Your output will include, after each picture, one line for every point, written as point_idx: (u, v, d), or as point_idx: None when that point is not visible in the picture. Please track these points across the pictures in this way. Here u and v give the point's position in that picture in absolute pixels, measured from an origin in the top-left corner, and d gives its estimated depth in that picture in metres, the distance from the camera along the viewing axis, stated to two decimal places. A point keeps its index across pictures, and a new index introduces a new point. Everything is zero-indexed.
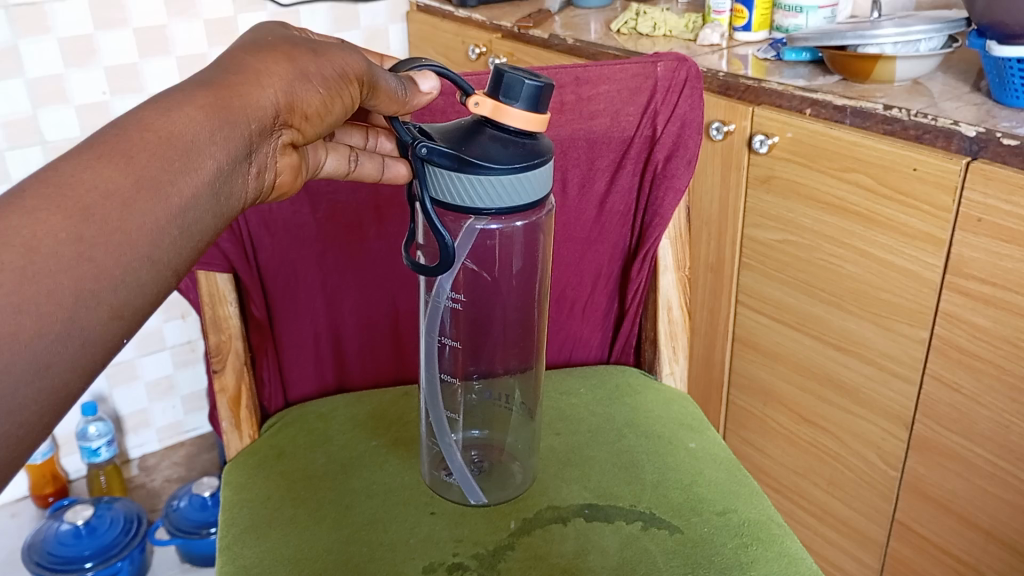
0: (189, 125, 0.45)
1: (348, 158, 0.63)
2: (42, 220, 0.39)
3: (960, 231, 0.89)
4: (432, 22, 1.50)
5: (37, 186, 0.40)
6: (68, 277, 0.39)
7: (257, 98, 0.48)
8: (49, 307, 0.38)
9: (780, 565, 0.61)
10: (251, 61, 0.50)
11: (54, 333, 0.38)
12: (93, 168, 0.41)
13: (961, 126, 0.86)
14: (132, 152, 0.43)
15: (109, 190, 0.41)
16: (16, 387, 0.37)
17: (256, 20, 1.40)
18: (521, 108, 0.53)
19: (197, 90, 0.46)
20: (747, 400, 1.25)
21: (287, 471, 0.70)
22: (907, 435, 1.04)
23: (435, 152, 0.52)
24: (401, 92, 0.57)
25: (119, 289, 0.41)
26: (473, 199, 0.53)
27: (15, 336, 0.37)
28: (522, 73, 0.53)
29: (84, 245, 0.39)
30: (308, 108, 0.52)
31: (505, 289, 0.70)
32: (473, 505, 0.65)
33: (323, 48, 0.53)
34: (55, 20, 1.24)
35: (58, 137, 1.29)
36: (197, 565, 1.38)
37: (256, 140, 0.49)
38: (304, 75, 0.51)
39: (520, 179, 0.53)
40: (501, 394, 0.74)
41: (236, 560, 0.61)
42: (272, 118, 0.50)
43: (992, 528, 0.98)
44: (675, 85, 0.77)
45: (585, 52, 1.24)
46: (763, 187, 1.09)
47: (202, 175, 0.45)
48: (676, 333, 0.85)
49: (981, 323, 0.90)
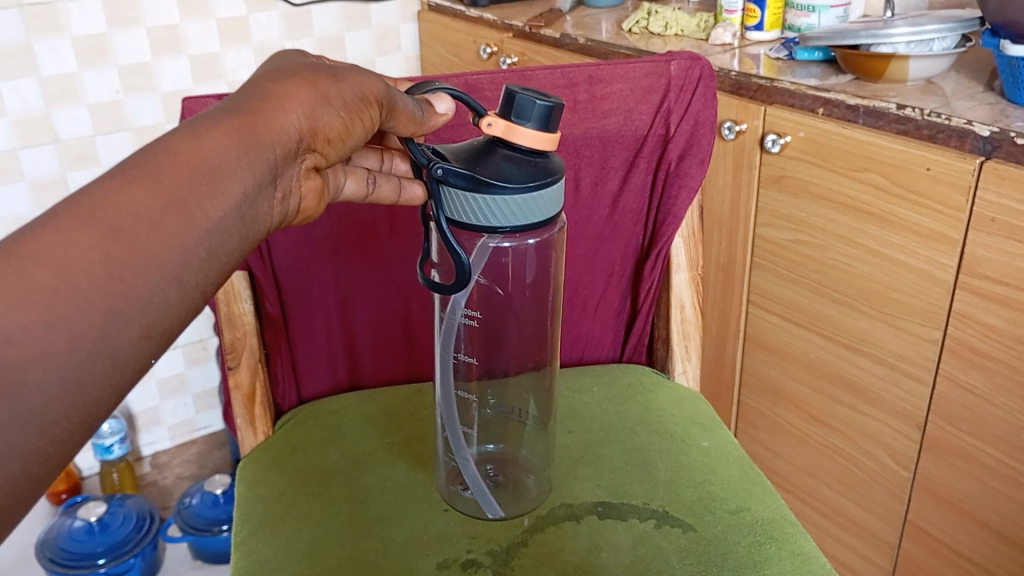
0: (216, 149, 0.45)
1: (366, 181, 0.63)
2: (75, 241, 0.39)
3: (973, 230, 0.89)
4: (442, 21, 1.50)
5: (70, 209, 0.40)
6: (98, 296, 0.39)
7: (280, 124, 0.49)
8: (81, 324, 0.38)
9: (793, 564, 0.60)
10: (275, 87, 0.50)
11: (85, 351, 0.38)
12: (123, 192, 0.41)
13: (974, 125, 0.85)
14: (161, 175, 0.43)
15: (139, 213, 0.41)
16: (47, 402, 0.37)
17: (268, 20, 1.41)
18: (532, 128, 0.53)
19: (224, 116, 0.47)
20: (758, 399, 1.25)
21: (301, 468, 0.70)
22: (918, 435, 1.03)
23: (450, 172, 0.52)
24: (419, 114, 0.58)
25: (148, 309, 0.41)
26: (488, 218, 0.53)
27: (48, 353, 0.37)
28: (532, 93, 0.54)
29: (115, 266, 0.40)
30: (331, 132, 0.52)
31: (518, 301, 0.70)
32: (490, 518, 0.64)
33: (344, 72, 0.54)
34: (70, 20, 1.25)
35: (71, 136, 1.30)
36: (208, 562, 1.39)
37: (281, 165, 0.50)
38: (326, 99, 0.52)
39: (531, 199, 0.53)
40: (514, 408, 0.73)
41: (250, 555, 0.61)
42: (296, 143, 0.50)
43: (1002, 529, 0.97)
44: (688, 84, 0.77)
45: (596, 52, 1.24)
46: (775, 186, 1.09)
47: (229, 197, 0.46)
48: (688, 332, 0.84)
49: (993, 323, 0.90)
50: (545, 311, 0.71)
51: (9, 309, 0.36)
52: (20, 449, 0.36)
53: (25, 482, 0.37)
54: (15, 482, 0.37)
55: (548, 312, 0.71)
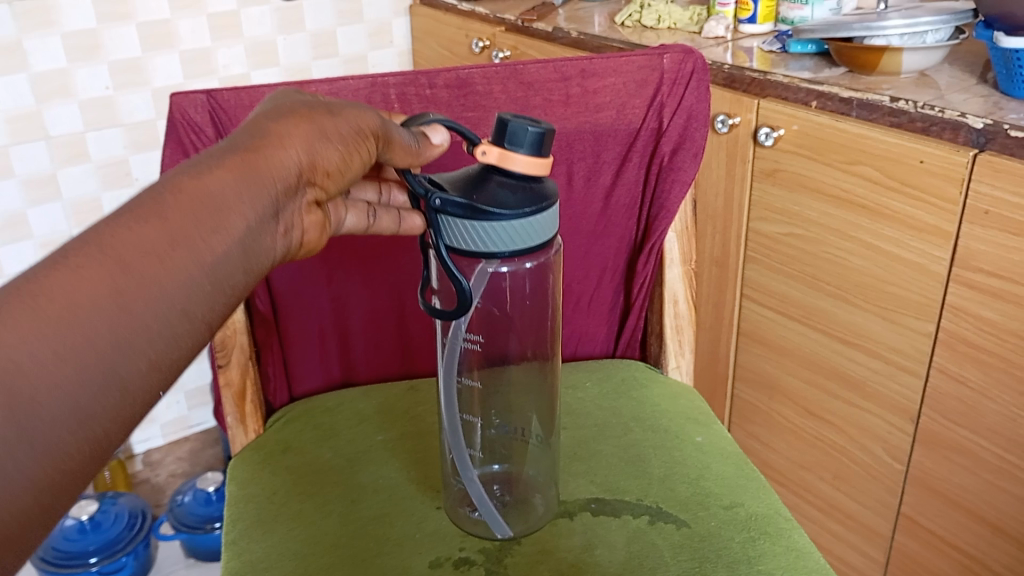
0: (220, 184, 0.45)
1: (366, 213, 0.63)
2: (85, 279, 0.38)
3: (966, 223, 0.88)
4: (436, 16, 1.49)
5: (80, 248, 0.39)
6: (109, 329, 0.38)
7: (280, 159, 0.48)
8: (91, 355, 0.38)
9: (788, 559, 0.60)
10: (272, 125, 0.50)
11: (94, 382, 0.38)
12: (133, 226, 0.41)
13: (968, 117, 0.86)
14: (166, 211, 0.42)
15: (146, 248, 0.41)
16: (61, 433, 0.37)
17: (261, 14, 1.40)
18: (526, 153, 0.52)
19: (225, 154, 0.47)
20: (752, 393, 1.25)
21: (293, 466, 0.69)
22: (913, 428, 1.03)
23: (448, 203, 0.52)
24: (415, 145, 0.57)
25: (155, 341, 0.40)
26: (487, 245, 0.52)
27: (60, 386, 0.36)
28: (524, 120, 0.53)
29: (123, 299, 0.39)
30: (329, 165, 0.52)
31: (519, 320, 0.69)
32: (498, 538, 0.61)
33: (339, 107, 0.54)
34: (61, 15, 1.23)
35: (62, 132, 1.29)
36: (201, 560, 1.38)
37: (282, 199, 0.49)
38: (324, 133, 0.51)
39: (527, 224, 0.52)
40: (518, 428, 0.70)
41: (242, 556, 0.61)
42: (296, 177, 0.49)
43: (998, 522, 0.97)
44: (681, 77, 0.77)
45: (589, 45, 1.23)
46: (769, 180, 1.09)
47: (231, 230, 0.45)
48: (681, 327, 0.84)
49: (988, 316, 0.90)
50: (544, 322, 0.69)
51: (24, 343, 0.36)
52: (32, 480, 0.36)
53: (38, 513, 0.37)
54: (29, 513, 0.36)
55: (548, 318, 0.69)
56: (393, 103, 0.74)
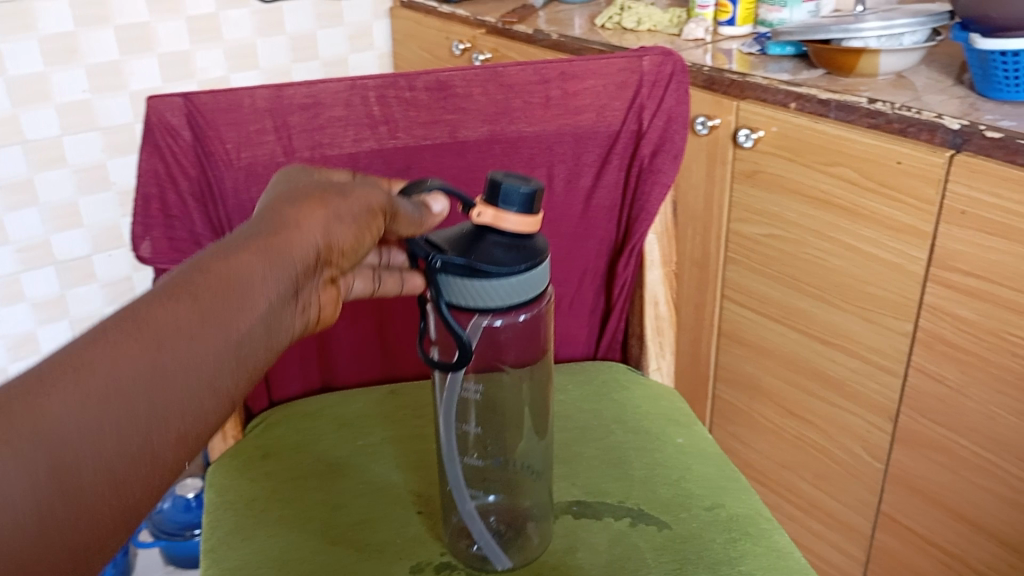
0: (245, 266, 0.45)
1: (372, 278, 0.63)
2: (124, 353, 0.39)
3: (943, 223, 0.89)
4: (416, 18, 1.49)
5: (118, 324, 0.40)
6: (146, 401, 0.39)
7: (299, 240, 0.48)
8: (129, 429, 0.39)
9: (769, 560, 0.60)
10: (289, 210, 0.50)
11: (129, 452, 0.38)
12: (164, 305, 0.41)
13: (945, 118, 0.86)
14: (195, 294, 0.43)
15: (179, 327, 0.41)
16: (99, 500, 0.37)
17: (240, 17, 1.39)
18: (517, 213, 0.52)
19: (247, 240, 0.47)
20: (733, 394, 1.25)
21: (273, 472, 0.69)
22: (893, 427, 1.04)
23: (449, 264, 0.52)
24: (417, 215, 0.56)
25: (186, 414, 0.41)
26: (488, 303, 0.52)
27: (101, 453, 0.37)
28: (515, 180, 0.53)
29: (159, 372, 0.40)
30: (344, 245, 0.51)
31: (510, 335, 0.60)
32: (499, 571, 0.59)
33: (349, 188, 0.54)
34: (41, 20, 1.23)
35: (38, 136, 1.27)
36: (182, 566, 1.37)
37: (302, 280, 0.48)
38: (338, 214, 0.51)
39: (525, 280, 0.52)
40: (518, 463, 0.65)
41: (221, 562, 0.60)
42: (315, 259, 0.49)
43: (978, 520, 0.98)
44: (660, 80, 0.78)
45: (569, 48, 1.24)
46: (748, 181, 1.09)
47: (253, 309, 0.44)
48: (663, 329, 0.84)
49: (964, 315, 0.91)
50: (537, 329, 0.61)
51: (70, 412, 0.37)
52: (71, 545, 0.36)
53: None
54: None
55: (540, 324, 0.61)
56: (373, 105, 0.75)
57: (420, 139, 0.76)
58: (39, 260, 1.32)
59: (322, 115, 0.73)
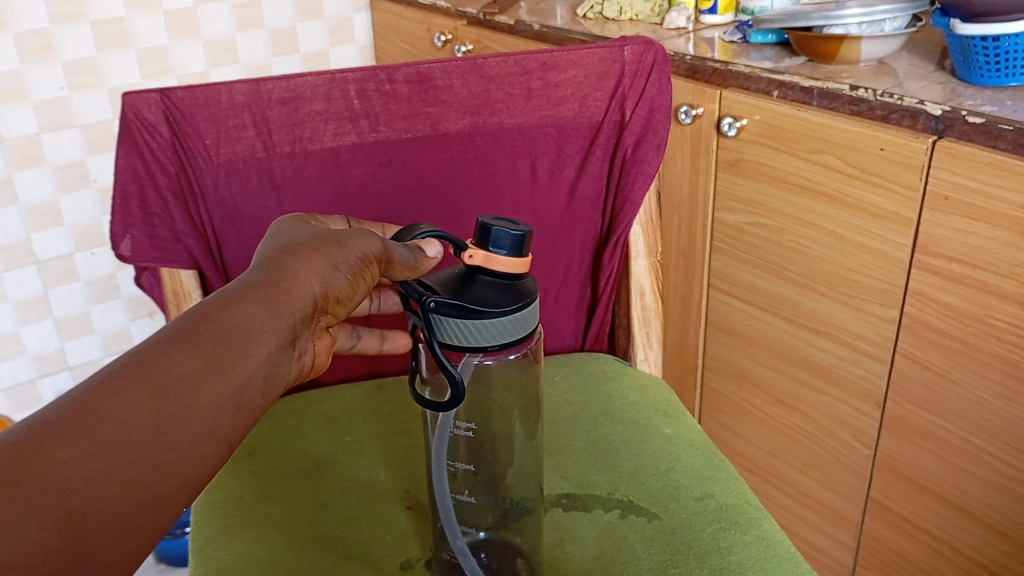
0: (245, 316, 0.47)
1: (351, 335, 0.70)
2: (129, 400, 0.42)
3: (928, 209, 0.89)
4: (396, 10, 1.48)
5: (124, 369, 0.43)
6: (148, 448, 0.41)
7: (297, 291, 0.50)
8: (131, 475, 0.41)
9: (759, 549, 0.60)
10: (287, 258, 0.51)
11: (132, 499, 0.41)
12: (169, 355, 0.44)
13: (927, 105, 0.86)
14: (197, 341, 0.45)
15: (181, 374, 0.44)
16: (103, 545, 0.40)
17: (218, 12, 1.37)
18: (508, 255, 0.53)
19: (247, 290, 0.48)
20: (721, 383, 1.25)
21: (259, 470, 0.68)
22: (879, 414, 1.05)
23: (443, 304, 0.51)
24: (412, 260, 0.57)
25: (188, 460, 0.43)
26: (482, 341, 0.51)
27: (105, 501, 0.40)
28: (504, 223, 0.53)
29: (162, 419, 0.42)
30: (341, 294, 0.52)
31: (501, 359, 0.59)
32: None
33: (346, 236, 0.54)
34: (15, 18, 1.21)
35: (15, 135, 1.25)
36: (172, 566, 1.36)
37: (301, 328, 0.50)
38: (335, 263, 0.52)
39: (518, 318, 0.52)
40: (511, 499, 0.61)
41: (209, 561, 0.60)
42: (313, 307, 0.51)
43: (964, 504, 0.99)
44: (642, 69, 0.77)
45: (552, 38, 1.23)
46: (732, 170, 1.09)
47: (253, 359, 0.46)
48: (649, 319, 0.84)
49: (948, 300, 0.91)
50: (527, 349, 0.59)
51: (76, 458, 0.39)
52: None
53: None
54: None
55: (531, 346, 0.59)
56: (354, 99, 0.74)
57: (402, 132, 0.76)
58: (19, 261, 1.31)
59: (302, 109, 0.72)
